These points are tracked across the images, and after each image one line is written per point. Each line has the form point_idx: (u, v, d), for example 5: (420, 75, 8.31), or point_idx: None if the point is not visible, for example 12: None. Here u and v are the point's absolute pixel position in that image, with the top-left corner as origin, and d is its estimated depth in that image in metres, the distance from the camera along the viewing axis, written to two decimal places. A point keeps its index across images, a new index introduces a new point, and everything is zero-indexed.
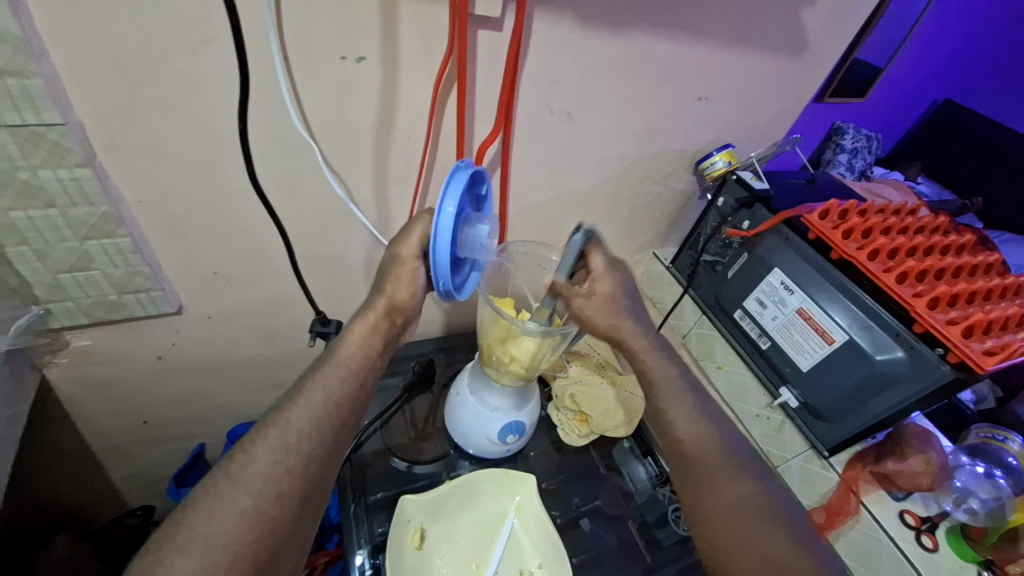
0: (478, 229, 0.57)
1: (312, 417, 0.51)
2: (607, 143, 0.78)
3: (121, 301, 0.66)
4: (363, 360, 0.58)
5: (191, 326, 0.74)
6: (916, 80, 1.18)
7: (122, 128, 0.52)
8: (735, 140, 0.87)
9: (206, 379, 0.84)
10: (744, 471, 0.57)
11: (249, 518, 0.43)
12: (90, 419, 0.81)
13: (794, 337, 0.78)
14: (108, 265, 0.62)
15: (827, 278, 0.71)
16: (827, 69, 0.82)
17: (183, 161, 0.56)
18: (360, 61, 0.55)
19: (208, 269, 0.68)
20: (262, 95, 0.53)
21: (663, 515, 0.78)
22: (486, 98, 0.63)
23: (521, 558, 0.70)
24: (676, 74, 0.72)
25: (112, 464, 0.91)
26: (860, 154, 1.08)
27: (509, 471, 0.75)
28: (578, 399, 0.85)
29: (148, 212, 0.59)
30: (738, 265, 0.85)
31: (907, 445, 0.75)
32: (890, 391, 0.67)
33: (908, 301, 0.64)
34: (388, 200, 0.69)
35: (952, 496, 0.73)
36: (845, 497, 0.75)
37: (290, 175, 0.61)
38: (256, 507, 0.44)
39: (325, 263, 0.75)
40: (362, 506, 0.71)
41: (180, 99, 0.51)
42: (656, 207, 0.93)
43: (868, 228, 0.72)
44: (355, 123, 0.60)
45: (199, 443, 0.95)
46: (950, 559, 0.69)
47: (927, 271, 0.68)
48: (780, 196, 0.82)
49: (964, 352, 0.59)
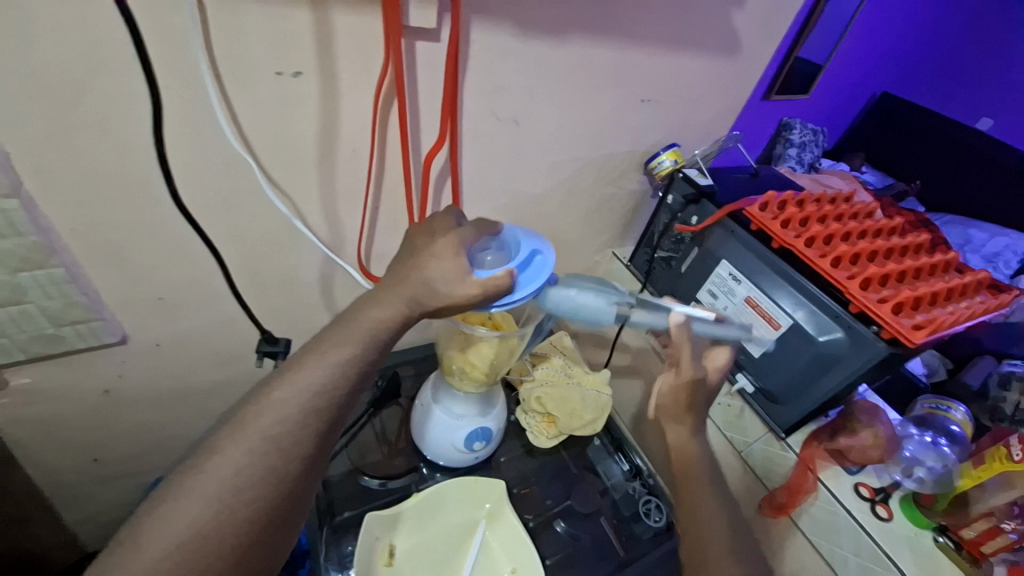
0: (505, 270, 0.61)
1: (278, 417, 0.43)
2: (557, 147, 0.79)
3: (59, 334, 0.63)
4: (372, 339, 0.48)
5: (139, 355, 0.72)
6: (854, 77, 1.24)
7: (50, 156, 0.50)
8: (681, 138, 0.90)
9: (160, 408, 0.81)
10: (719, 486, 0.66)
11: (216, 543, 0.40)
12: (36, 461, 0.77)
13: (745, 325, 0.81)
14: (43, 297, 0.59)
15: (770, 267, 0.75)
16: (759, 68, 0.86)
17: (118, 185, 0.55)
18: (296, 76, 0.54)
19: (153, 295, 0.66)
20: (194, 113, 0.52)
21: (636, 510, 0.80)
22: (430, 106, 0.64)
23: (494, 564, 0.71)
24: (618, 78, 0.75)
25: (65, 508, 0.86)
26: (808, 147, 1.13)
27: (478, 478, 0.75)
28: (544, 402, 0.86)
29: (82, 240, 0.57)
30: (691, 259, 0.88)
31: (857, 420, 0.79)
32: (835, 369, 0.70)
33: (842, 283, 0.68)
34: (338, 214, 0.69)
35: (901, 466, 0.76)
36: (804, 475, 0.79)
37: (233, 194, 0.60)
38: (217, 530, 0.40)
39: (278, 282, 0.73)
40: (329, 528, 0.68)
41: (108, 123, 0.50)
42: (611, 207, 0.96)
43: (805, 217, 0.76)
44: (297, 138, 0.59)
45: (156, 478, 0.92)
46: (905, 526, 0.74)
47: (860, 254, 0.72)
48: (724, 191, 0.86)
49: (895, 328, 0.63)
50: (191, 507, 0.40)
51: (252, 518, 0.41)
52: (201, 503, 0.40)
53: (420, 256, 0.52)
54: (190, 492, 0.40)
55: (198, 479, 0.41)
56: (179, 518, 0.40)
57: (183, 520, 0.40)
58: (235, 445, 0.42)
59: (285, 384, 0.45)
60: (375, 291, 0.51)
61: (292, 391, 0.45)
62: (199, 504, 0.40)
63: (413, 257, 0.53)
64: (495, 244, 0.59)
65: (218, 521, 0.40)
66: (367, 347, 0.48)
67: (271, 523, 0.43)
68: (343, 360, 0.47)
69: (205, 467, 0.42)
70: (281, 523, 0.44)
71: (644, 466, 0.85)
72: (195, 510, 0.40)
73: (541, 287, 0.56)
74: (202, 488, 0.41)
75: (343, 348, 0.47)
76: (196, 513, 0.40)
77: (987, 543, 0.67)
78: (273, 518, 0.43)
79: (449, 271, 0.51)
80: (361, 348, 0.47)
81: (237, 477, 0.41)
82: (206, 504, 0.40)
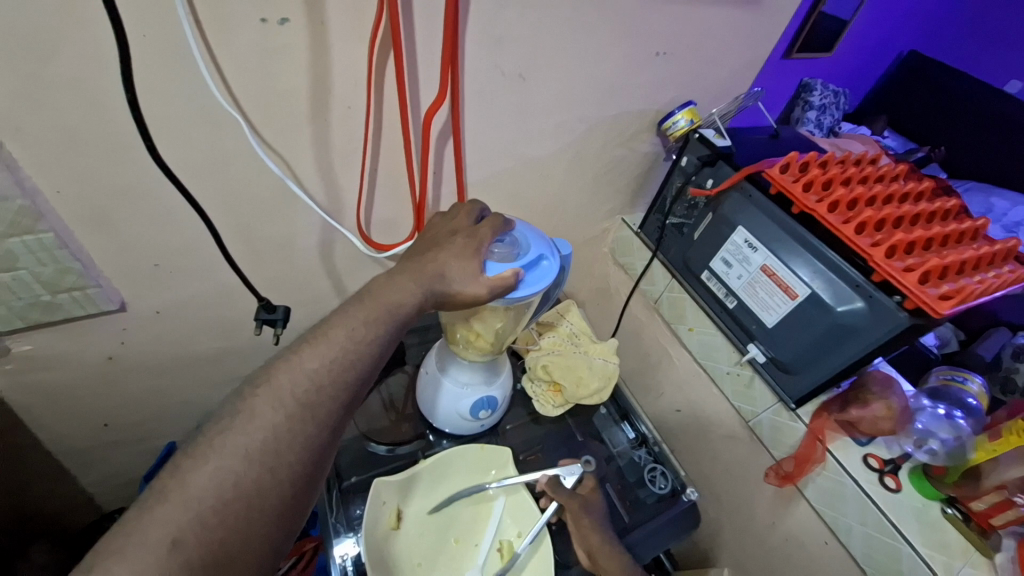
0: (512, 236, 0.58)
1: (281, 394, 0.42)
2: (563, 106, 0.75)
3: (56, 301, 0.62)
4: (380, 318, 0.47)
5: (139, 322, 0.71)
6: (884, 33, 1.14)
7: (26, 113, 0.47)
8: (697, 97, 0.84)
9: (165, 375, 0.81)
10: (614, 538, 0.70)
11: (260, 504, 0.39)
12: (47, 427, 0.77)
13: (759, 294, 0.78)
14: (35, 263, 0.58)
15: (788, 233, 0.71)
16: (786, 17, 0.79)
17: (98, 145, 0.52)
18: (283, 23, 0.50)
19: (149, 261, 0.65)
20: (176, 65, 0.49)
21: (641, 476, 0.80)
22: (428, 59, 0.60)
23: (500, 529, 0.71)
24: (630, 29, 0.69)
25: (80, 471, 0.88)
26: (829, 110, 1.05)
27: (484, 446, 0.74)
28: (551, 369, 0.85)
29: (69, 204, 0.55)
30: (704, 225, 0.85)
31: (870, 392, 0.76)
32: (851, 340, 0.68)
33: (866, 251, 0.64)
34: (335, 176, 0.66)
35: (913, 438, 0.74)
36: (813, 446, 0.78)
37: (223, 154, 0.58)
38: (256, 489, 0.39)
39: (277, 248, 0.71)
40: (337, 492, 0.69)
41: (85, 75, 0.47)
42: (621, 171, 0.92)
43: (828, 179, 0.71)
44: (288, 93, 0.56)
45: (169, 442, 0.93)
46: (914, 497, 0.73)
47: (886, 220, 0.68)
48: (743, 153, 0.81)
49: (920, 298, 0.59)
50: (227, 464, 0.39)
51: (267, 495, 0.40)
52: (239, 459, 0.39)
53: (439, 250, 0.52)
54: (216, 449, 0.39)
55: (205, 452, 0.39)
56: (218, 475, 0.39)
57: (223, 479, 0.39)
58: (273, 402, 0.42)
59: (310, 348, 0.44)
60: (391, 274, 0.50)
61: (320, 357, 0.44)
62: (237, 459, 0.39)
63: (433, 250, 0.53)
64: (506, 238, 0.57)
65: (236, 489, 0.39)
66: (385, 320, 0.47)
67: (294, 507, 0.42)
68: (350, 329, 0.46)
69: (239, 422, 0.41)
70: (312, 490, 0.43)
71: (650, 434, 0.85)
72: (234, 470, 0.39)
73: (548, 285, 0.56)
74: (241, 446, 0.40)
75: (360, 316, 0.47)
76: (237, 472, 0.39)
77: (997, 516, 0.66)
78: (311, 482, 0.43)
79: (463, 266, 0.51)
80: (376, 320, 0.47)
81: (278, 441, 0.41)
82: (245, 460, 0.40)
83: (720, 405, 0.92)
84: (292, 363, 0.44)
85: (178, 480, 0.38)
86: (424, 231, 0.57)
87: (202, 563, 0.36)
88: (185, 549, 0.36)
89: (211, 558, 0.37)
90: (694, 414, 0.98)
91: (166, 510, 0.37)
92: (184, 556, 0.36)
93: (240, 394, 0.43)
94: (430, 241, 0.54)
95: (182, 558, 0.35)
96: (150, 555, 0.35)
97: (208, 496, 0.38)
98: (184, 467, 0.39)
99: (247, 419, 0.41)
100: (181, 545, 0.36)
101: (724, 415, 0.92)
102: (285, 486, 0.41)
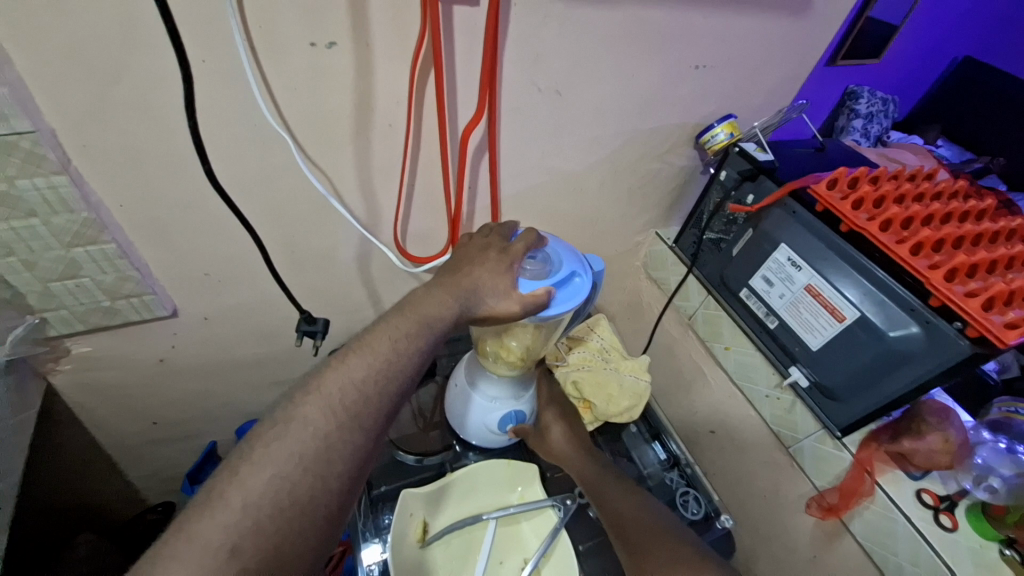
0: (545, 253, 0.57)
1: (327, 407, 0.43)
2: (600, 122, 0.74)
3: (114, 306, 0.66)
4: (423, 332, 0.48)
5: (189, 327, 0.74)
6: (938, 33, 1.04)
7: (95, 132, 0.50)
8: (738, 109, 0.82)
9: (208, 378, 0.84)
10: (605, 476, 0.70)
11: (312, 512, 0.41)
12: (100, 423, 0.82)
13: (802, 314, 0.75)
14: (97, 272, 0.62)
15: (835, 251, 0.68)
16: (836, 25, 0.75)
17: (159, 162, 0.55)
18: (331, 46, 0.52)
19: (199, 271, 0.68)
20: (232, 85, 0.51)
21: (672, 500, 0.77)
22: (468, 73, 0.60)
23: (524, 546, 0.70)
24: (669, 43, 0.68)
25: (127, 465, 0.92)
26: (876, 118, 1.00)
27: (511, 462, 0.72)
28: (581, 386, 0.83)
29: (130, 216, 0.59)
30: (743, 242, 0.82)
31: (924, 422, 0.71)
32: (904, 367, 0.64)
33: (924, 273, 0.60)
34: (374, 189, 0.67)
35: (973, 474, 0.70)
36: (860, 478, 0.73)
37: (270, 170, 0.60)
38: (309, 497, 0.40)
39: (317, 260, 0.73)
40: (367, 500, 0.69)
41: (147, 98, 0.50)
42: (657, 184, 0.90)
43: (879, 197, 0.68)
44: (333, 112, 0.57)
45: (210, 441, 0.96)
46: (970, 538, 0.67)
47: (944, 241, 0.64)
48: (787, 166, 0.78)
49: (983, 325, 0.55)
50: (281, 471, 0.40)
51: (316, 503, 0.41)
52: (294, 466, 0.41)
53: (472, 266, 0.53)
54: (265, 455, 0.41)
55: (252, 461, 0.40)
56: (273, 482, 0.40)
57: (279, 487, 0.40)
58: (323, 409, 0.43)
59: (355, 361, 0.45)
60: (430, 286, 0.51)
61: (366, 366, 0.45)
62: (291, 467, 0.41)
63: (468, 263, 0.53)
64: (538, 254, 0.57)
65: (287, 498, 0.40)
66: (425, 333, 0.48)
67: (340, 515, 0.42)
68: (394, 339, 0.47)
69: (292, 429, 0.42)
70: (354, 499, 0.44)
71: (682, 455, 0.82)
72: (288, 478, 0.40)
73: (578, 305, 0.55)
74: (295, 454, 0.41)
75: (402, 328, 0.48)
76: (292, 480, 0.40)
77: None
78: (355, 491, 0.44)
79: (498, 283, 0.52)
80: (416, 332, 0.48)
81: (330, 450, 0.42)
82: (300, 468, 0.41)
83: (759, 427, 0.89)
84: (339, 369, 0.45)
85: (237, 483, 0.39)
86: (456, 246, 0.57)
87: (257, 566, 0.37)
88: (243, 556, 0.37)
89: (265, 564, 0.38)
90: (729, 436, 0.94)
91: (225, 515, 0.38)
92: (240, 563, 0.37)
93: (289, 400, 0.44)
94: (462, 256, 0.55)
95: (239, 564, 0.37)
96: (212, 560, 0.36)
97: (266, 503, 0.39)
98: (232, 475, 0.40)
99: (299, 427, 0.42)
100: (239, 552, 0.37)
101: (763, 438, 0.88)
102: (331, 495, 0.42)
